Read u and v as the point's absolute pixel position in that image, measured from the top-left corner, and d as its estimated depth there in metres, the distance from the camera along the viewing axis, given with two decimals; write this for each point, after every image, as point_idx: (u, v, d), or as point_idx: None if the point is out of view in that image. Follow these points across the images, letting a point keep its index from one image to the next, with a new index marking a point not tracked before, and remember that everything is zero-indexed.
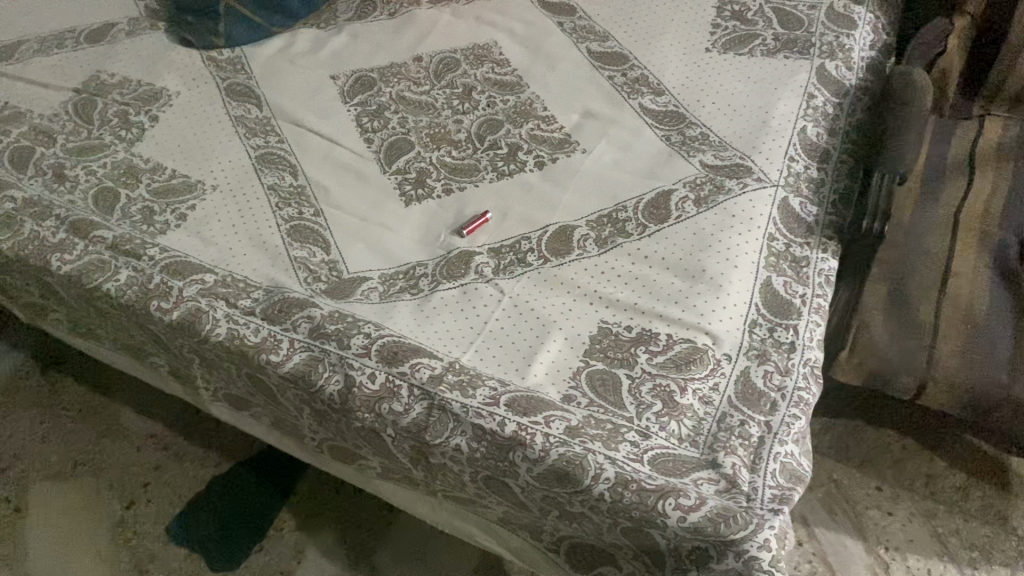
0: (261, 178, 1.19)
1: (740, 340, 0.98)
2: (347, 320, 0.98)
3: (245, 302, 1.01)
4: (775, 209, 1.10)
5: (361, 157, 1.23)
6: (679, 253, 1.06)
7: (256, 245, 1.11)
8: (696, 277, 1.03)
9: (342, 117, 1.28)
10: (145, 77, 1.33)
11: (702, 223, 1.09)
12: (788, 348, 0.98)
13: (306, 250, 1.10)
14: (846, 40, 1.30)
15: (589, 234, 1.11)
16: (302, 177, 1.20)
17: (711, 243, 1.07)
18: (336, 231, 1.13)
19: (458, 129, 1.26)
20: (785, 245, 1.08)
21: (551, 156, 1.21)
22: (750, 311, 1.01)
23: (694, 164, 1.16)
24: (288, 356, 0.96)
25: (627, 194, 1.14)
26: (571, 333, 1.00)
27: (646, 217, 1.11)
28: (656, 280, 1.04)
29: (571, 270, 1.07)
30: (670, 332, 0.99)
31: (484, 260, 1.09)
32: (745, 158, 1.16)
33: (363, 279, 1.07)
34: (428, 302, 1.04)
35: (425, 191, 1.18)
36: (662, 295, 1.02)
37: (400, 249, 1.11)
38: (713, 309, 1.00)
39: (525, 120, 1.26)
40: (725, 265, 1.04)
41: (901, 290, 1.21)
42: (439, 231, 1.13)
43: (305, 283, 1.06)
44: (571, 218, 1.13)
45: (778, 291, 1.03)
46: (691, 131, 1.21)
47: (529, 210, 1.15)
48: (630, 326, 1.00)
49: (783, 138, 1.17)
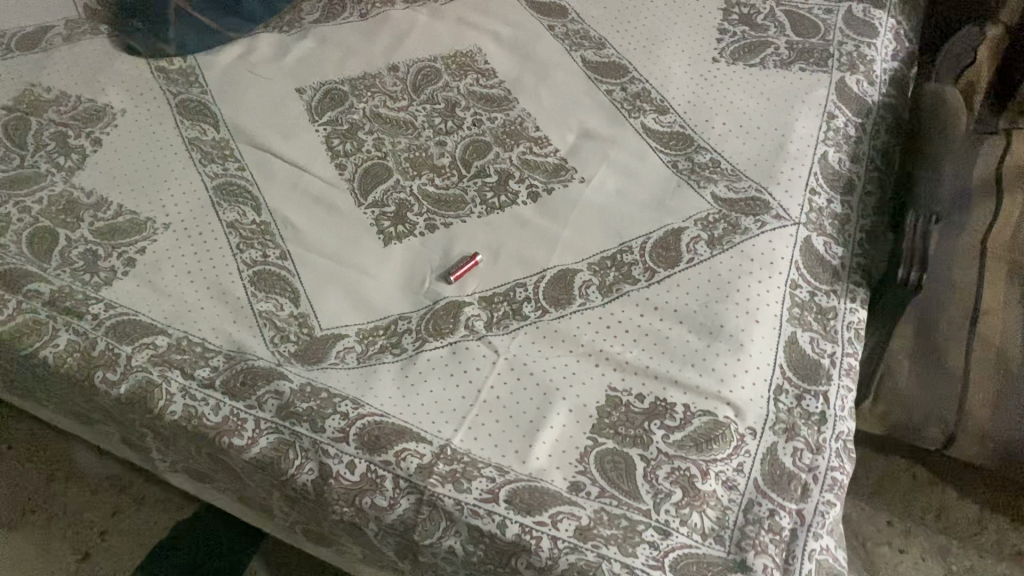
0: (219, 214, 1.06)
1: (765, 411, 0.88)
2: (320, 395, 0.86)
3: (203, 371, 0.89)
4: (796, 251, 0.99)
5: (333, 186, 1.09)
6: (694, 304, 0.95)
7: (215, 297, 0.98)
8: (714, 335, 0.92)
9: (310, 138, 1.14)
10: (86, 92, 1.18)
11: (717, 268, 0.98)
12: (818, 420, 0.87)
13: (272, 302, 0.97)
14: (866, 51, 1.18)
15: (592, 279, 0.99)
16: (267, 211, 1.07)
17: (728, 293, 0.95)
18: (306, 276, 1.00)
19: (441, 153, 1.13)
20: (810, 293, 0.97)
21: (545, 186, 1.08)
22: (775, 375, 0.90)
23: (705, 197, 1.05)
24: (254, 439, 0.84)
25: (632, 232, 1.02)
26: (576, 403, 0.88)
27: (655, 261, 0.99)
28: (669, 337, 0.93)
29: (573, 323, 0.95)
30: (687, 402, 0.88)
31: (474, 312, 0.97)
32: (763, 190, 1.04)
33: (338, 338, 0.95)
34: (412, 366, 0.92)
35: (407, 227, 1.06)
36: (675, 356, 0.91)
37: (378, 298, 0.98)
38: (733, 374, 0.89)
39: (515, 142, 1.13)
40: (746, 321, 0.93)
41: (928, 331, 1.11)
42: (424, 275, 1.01)
43: (271, 344, 0.93)
44: (572, 260, 1.01)
45: (804, 350, 0.92)
46: (700, 157, 1.09)
47: (523, 250, 1.02)
48: (641, 394, 0.89)
49: (803, 167, 1.06)
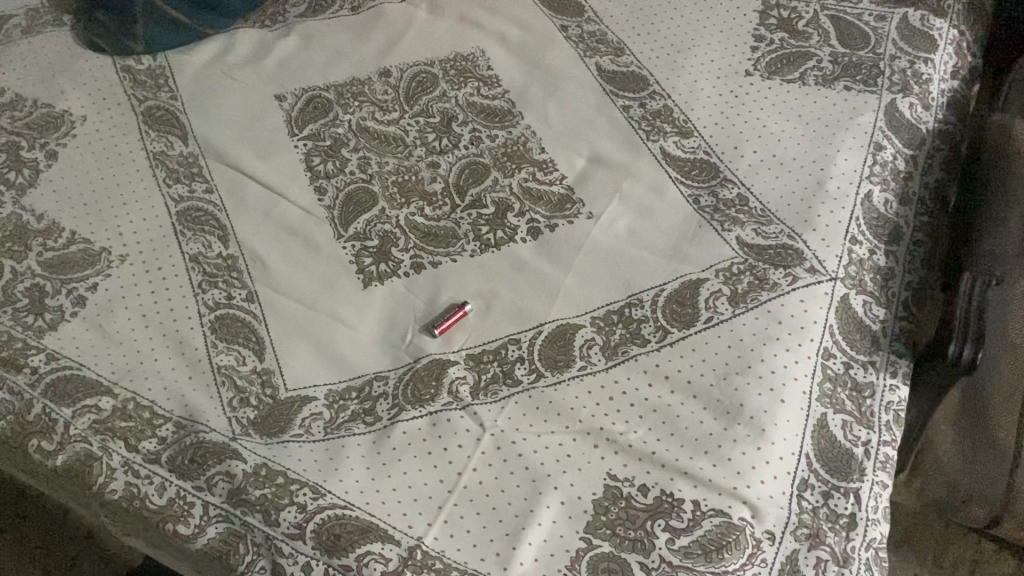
0: (181, 246, 0.95)
1: (787, 511, 0.76)
2: (278, 481, 0.77)
3: (149, 443, 0.79)
4: (831, 313, 0.86)
5: (310, 214, 0.97)
6: (710, 376, 0.83)
7: (170, 347, 0.87)
8: (732, 415, 0.80)
9: (287, 156, 1.02)
10: (44, 96, 1.06)
11: (739, 331, 0.85)
12: (847, 524, 0.76)
13: (233, 355, 0.87)
14: (922, 67, 1.04)
15: (595, 338, 0.87)
16: (235, 243, 0.95)
17: (750, 363, 0.83)
18: (274, 325, 0.89)
19: (433, 176, 1.01)
20: (845, 365, 0.85)
21: (548, 222, 0.96)
22: (801, 467, 0.78)
23: (729, 243, 0.92)
24: (201, 529, 0.75)
25: (644, 283, 0.90)
26: (569, 494, 0.77)
27: (667, 318, 0.87)
28: (679, 414, 0.81)
29: (571, 390, 0.83)
30: (696, 498, 0.76)
31: (459, 374, 0.85)
32: (796, 237, 0.91)
33: (305, 401, 0.84)
34: (385, 440, 0.81)
35: (390, 265, 0.94)
36: (686, 439, 0.80)
37: (353, 353, 0.87)
38: (751, 466, 0.78)
39: (517, 166, 1.01)
40: (769, 399, 0.81)
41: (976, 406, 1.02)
42: (406, 326, 0.89)
43: (229, 408, 0.82)
44: (574, 313, 0.89)
45: (835, 437, 0.80)
46: (726, 192, 0.96)
47: (519, 300, 0.90)
48: (645, 486, 0.77)
49: (843, 209, 0.93)
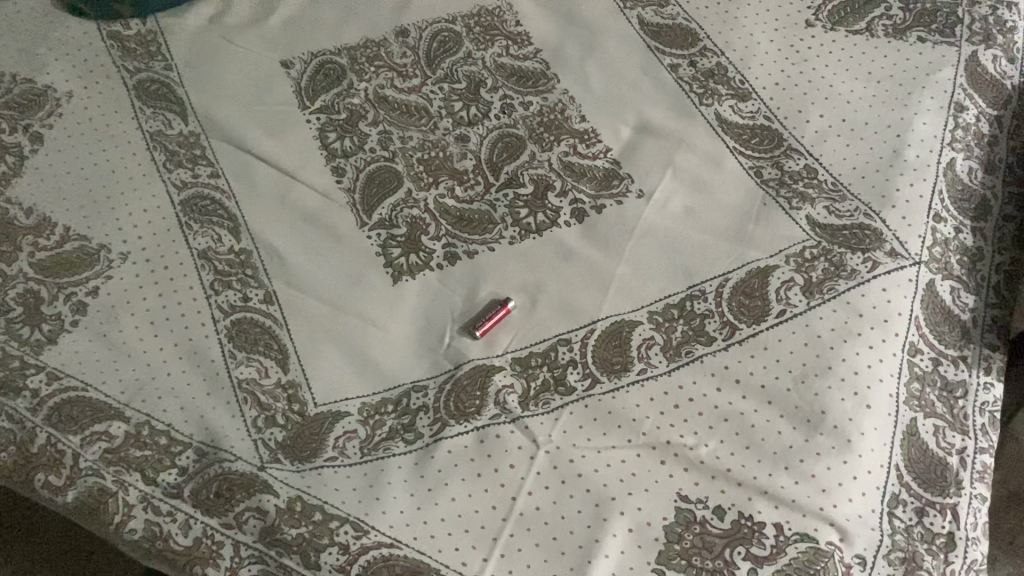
0: (188, 240, 0.85)
1: (878, 533, 0.69)
2: (315, 517, 0.69)
3: (169, 474, 0.71)
4: (916, 303, 0.78)
5: (328, 199, 0.87)
6: (786, 379, 0.75)
7: (184, 359, 0.78)
8: (813, 425, 0.73)
9: (299, 132, 0.91)
10: (22, 69, 0.95)
11: (816, 326, 0.77)
12: (945, 545, 0.69)
13: (254, 367, 0.78)
14: (1005, 15, 0.94)
15: (655, 336, 0.78)
16: (247, 235, 0.85)
17: (830, 363, 0.75)
18: (296, 329, 0.80)
19: (463, 153, 0.90)
20: (933, 361, 0.77)
21: (594, 202, 0.86)
22: (890, 481, 0.71)
23: (798, 223, 0.82)
24: (232, 572, 0.68)
25: (706, 271, 0.81)
26: (637, 519, 0.70)
27: (734, 312, 0.78)
28: (754, 424, 0.73)
29: (631, 397, 0.75)
30: (779, 520, 0.69)
31: (506, 381, 0.77)
32: (873, 214, 0.82)
33: (337, 416, 0.76)
34: (429, 461, 0.73)
35: (421, 256, 0.84)
36: (763, 453, 0.72)
37: (386, 360, 0.78)
38: (837, 482, 0.70)
39: (555, 138, 0.90)
40: (853, 406, 0.73)
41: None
42: (443, 326, 0.80)
43: (253, 429, 0.74)
44: (630, 307, 0.80)
45: (927, 446, 0.73)
46: (791, 164, 0.86)
47: (568, 293, 0.81)
48: (720, 509, 0.70)
49: (925, 181, 0.83)
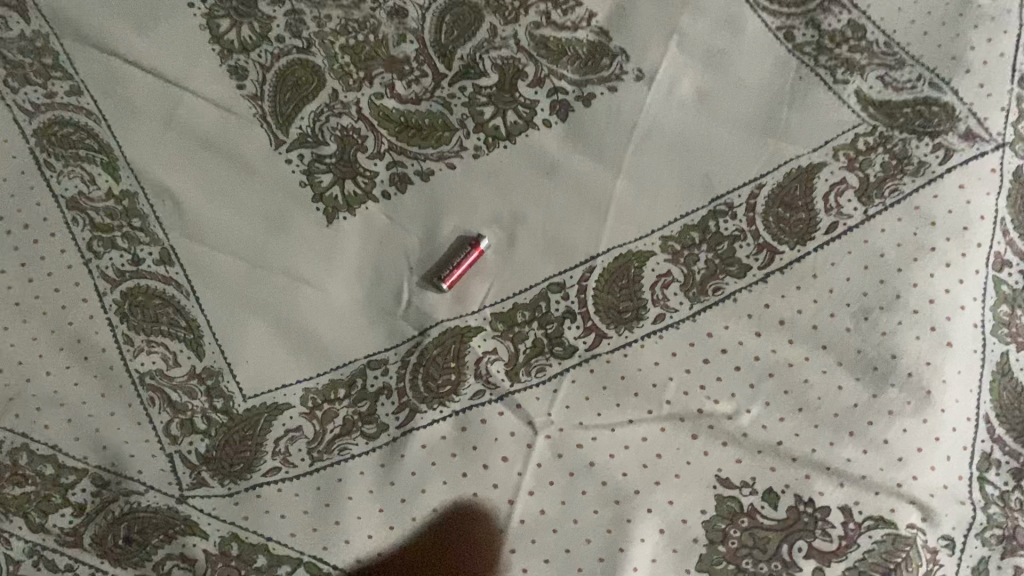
0: (50, 184, 0.63)
1: (969, 505, 0.55)
2: (258, 564, 0.56)
3: (62, 517, 0.58)
4: (1001, 199, 0.61)
5: (230, 116, 0.64)
6: (844, 317, 0.59)
7: (66, 352, 0.60)
8: (882, 374, 0.57)
9: (179, 23, 0.65)
10: None
11: (878, 241, 0.60)
12: None
13: (156, 355, 0.60)
14: None
15: (672, 271, 0.61)
16: (126, 172, 0.63)
17: (897, 291, 0.59)
18: (209, 299, 0.62)
19: (399, 33, 0.65)
20: None
21: (580, 91, 0.63)
22: (979, 436, 0.57)
23: (847, 101, 0.63)
24: None
25: (732, 178, 0.62)
26: (668, 515, 0.56)
27: (772, 230, 0.61)
28: (806, 378, 0.58)
29: (647, 354, 0.59)
30: (845, 503, 0.55)
31: (487, 347, 0.60)
32: (943, 84, 0.63)
33: (274, 410, 0.59)
34: (398, 463, 0.58)
35: (360, 183, 0.63)
36: (821, 417, 0.57)
37: (328, 332, 0.61)
38: (916, 448, 0.56)
39: (522, 4, 0.65)
40: (931, 348, 0.57)
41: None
42: (398, 278, 0.62)
43: (166, 440, 0.58)
44: (637, 233, 0.61)
45: (1020, 386, 0.59)
46: (831, 20, 0.64)
47: (554, 222, 0.62)
48: (772, 494, 0.56)
49: (1007, 33, 0.63)
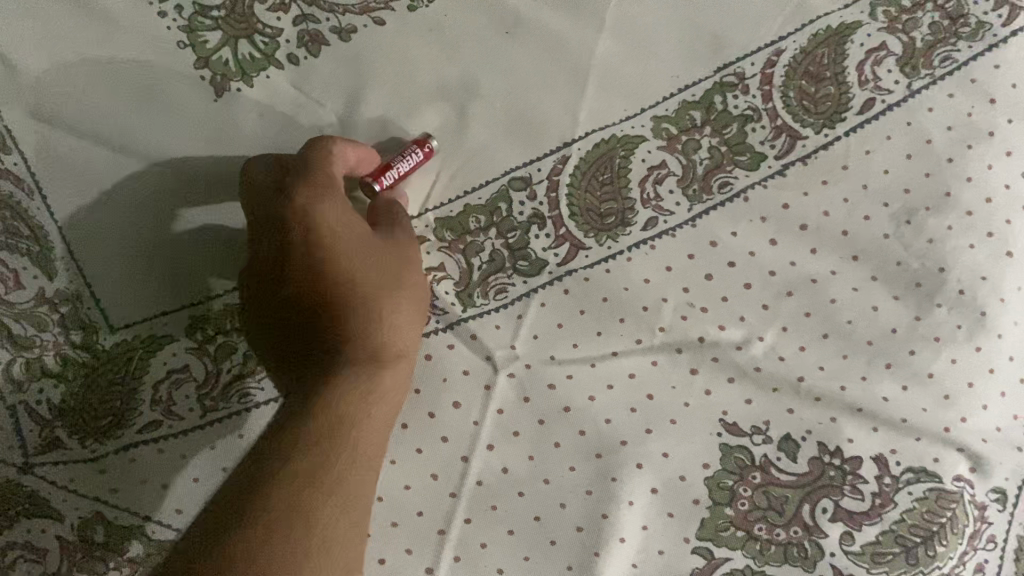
0: None
1: None
2: (132, 553, 0.46)
3: None
4: None
5: None
6: (882, 221, 0.47)
7: None
8: (927, 292, 0.46)
9: None
10: None
11: (924, 124, 0.47)
12: None
13: None
14: None
15: (667, 162, 0.47)
16: None
17: (948, 189, 0.47)
18: (60, 197, 0.46)
19: None
20: None
21: None
22: None
23: None
24: None
25: (744, 39, 0.48)
26: (664, 473, 0.45)
27: (792, 109, 0.48)
28: (834, 299, 0.46)
29: (635, 269, 0.46)
30: (880, 452, 0.45)
31: (433, 263, 0.46)
32: None
33: (149, 345, 0.46)
34: None
35: (259, 44, 0.47)
36: (852, 346, 0.46)
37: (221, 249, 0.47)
38: (967, 383, 0.45)
39: None
40: (986, 259, 0.46)
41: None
42: None
43: (8, 387, 0.46)
44: (623, 112, 0.48)
45: None
46: None
47: (516, 95, 0.47)
48: (790, 443, 0.45)
49: None
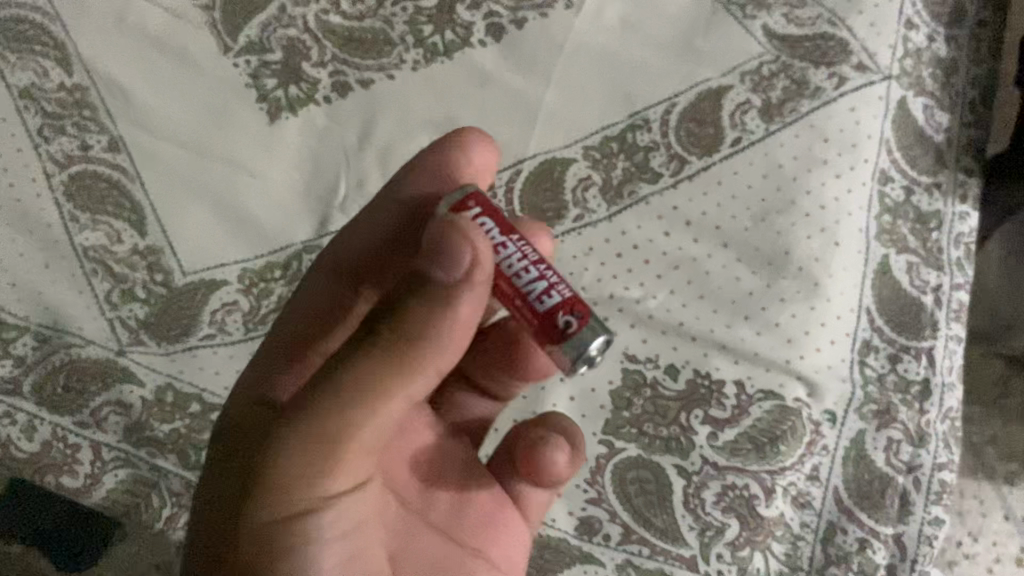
0: (8, 78, 0.67)
1: (849, 386, 0.61)
2: (191, 409, 0.59)
3: (3, 368, 0.60)
4: (887, 123, 0.67)
5: (178, 19, 0.68)
6: (744, 219, 0.64)
7: (13, 225, 0.63)
8: (776, 268, 0.63)
9: None
10: None
11: (777, 153, 0.66)
12: (919, 391, 0.62)
13: (101, 231, 0.63)
14: None
15: (591, 175, 0.66)
16: (78, 65, 0.67)
17: (793, 198, 0.65)
18: (154, 185, 0.64)
19: None
20: (906, 191, 0.67)
21: (514, 15, 0.69)
22: (861, 325, 0.63)
23: (754, 33, 0.69)
24: (93, 478, 0.58)
25: (650, 95, 0.68)
26: (581, 387, 0.61)
27: (683, 142, 0.67)
28: (708, 271, 0.63)
29: (567, 247, 0.64)
30: (740, 377, 0.60)
31: None
32: (839, 22, 0.70)
33: (210, 285, 0.62)
34: None
35: (304, 87, 0.67)
36: (720, 304, 0.62)
37: (269, 218, 0.64)
38: (804, 331, 0.61)
39: None
40: (819, 244, 0.63)
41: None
42: (337, 174, 0.65)
43: (107, 306, 0.61)
44: (562, 141, 0.67)
45: (901, 285, 0.64)
46: None
47: (486, 126, 0.67)
48: (673, 368, 0.61)
49: None
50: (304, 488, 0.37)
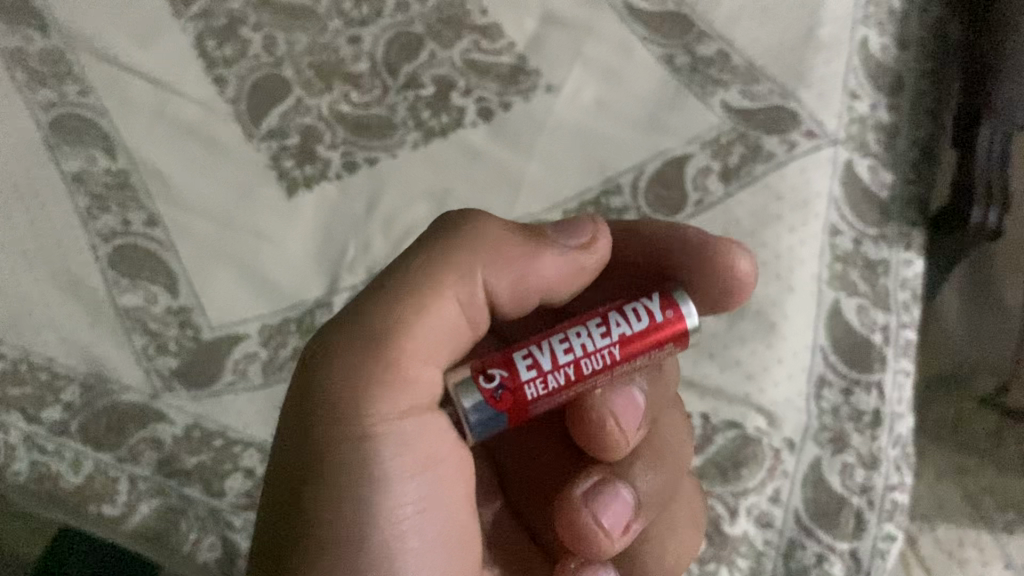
0: (59, 162, 0.76)
1: (806, 417, 0.67)
2: (216, 444, 0.67)
3: (53, 412, 0.69)
4: (835, 183, 0.75)
5: (209, 111, 0.79)
6: None
7: (63, 290, 0.72)
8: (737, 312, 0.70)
9: (172, 43, 0.81)
10: None
11: (736, 211, 0.74)
12: (871, 421, 0.68)
13: (139, 293, 0.72)
14: None
15: None
16: (123, 153, 0.77)
17: (751, 250, 0.72)
18: (189, 252, 0.74)
19: (356, 55, 0.82)
20: (855, 242, 0.74)
21: (501, 99, 0.79)
22: (817, 361, 0.69)
23: (713, 109, 0.78)
24: (131, 507, 0.66)
25: (621, 164, 0.77)
26: None
27: (651, 205, 0.75)
28: None
29: None
30: (705, 410, 0.68)
31: None
32: (789, 97, 0.79)
33: (234, 338, 0.71)
34: None
35: (317, 166, 0.77)
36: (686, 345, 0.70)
37: (287, 278, 0.73)
38: (763, 367, 0.68)
39: (455, 34, 0.82)
40: (775, 290, 0.71)
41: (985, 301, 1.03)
42: (346, 239, 0.74)
43: (144, 357, 0.70)
44: (544, 207, 0.75)
45: (852, 325, 0.71)
46: (704, 49, 0.81)
47: (477, 195, 0.76)
48: None
49: (839, 61, 0.80)
50: (374, 387, 0.47)
